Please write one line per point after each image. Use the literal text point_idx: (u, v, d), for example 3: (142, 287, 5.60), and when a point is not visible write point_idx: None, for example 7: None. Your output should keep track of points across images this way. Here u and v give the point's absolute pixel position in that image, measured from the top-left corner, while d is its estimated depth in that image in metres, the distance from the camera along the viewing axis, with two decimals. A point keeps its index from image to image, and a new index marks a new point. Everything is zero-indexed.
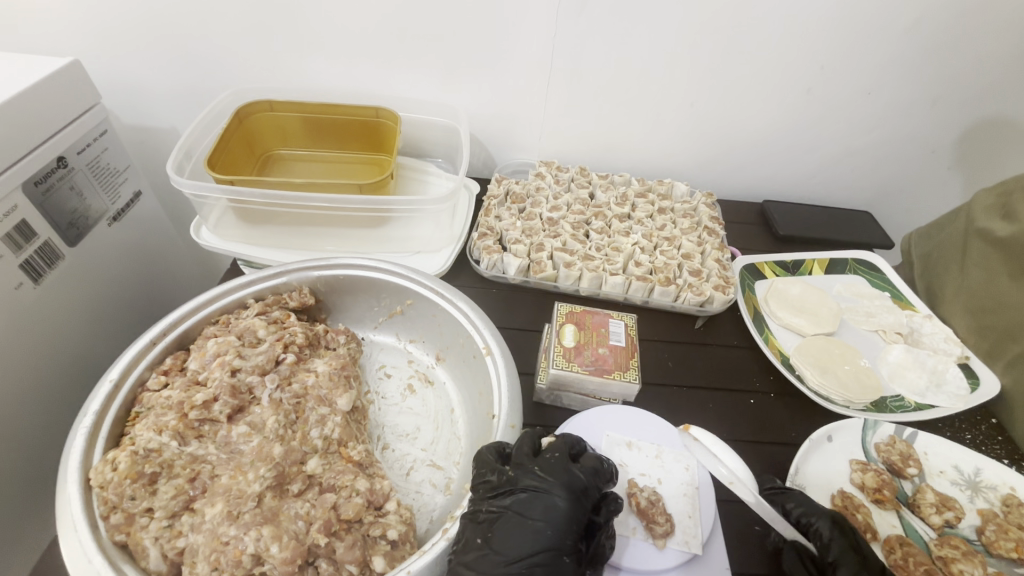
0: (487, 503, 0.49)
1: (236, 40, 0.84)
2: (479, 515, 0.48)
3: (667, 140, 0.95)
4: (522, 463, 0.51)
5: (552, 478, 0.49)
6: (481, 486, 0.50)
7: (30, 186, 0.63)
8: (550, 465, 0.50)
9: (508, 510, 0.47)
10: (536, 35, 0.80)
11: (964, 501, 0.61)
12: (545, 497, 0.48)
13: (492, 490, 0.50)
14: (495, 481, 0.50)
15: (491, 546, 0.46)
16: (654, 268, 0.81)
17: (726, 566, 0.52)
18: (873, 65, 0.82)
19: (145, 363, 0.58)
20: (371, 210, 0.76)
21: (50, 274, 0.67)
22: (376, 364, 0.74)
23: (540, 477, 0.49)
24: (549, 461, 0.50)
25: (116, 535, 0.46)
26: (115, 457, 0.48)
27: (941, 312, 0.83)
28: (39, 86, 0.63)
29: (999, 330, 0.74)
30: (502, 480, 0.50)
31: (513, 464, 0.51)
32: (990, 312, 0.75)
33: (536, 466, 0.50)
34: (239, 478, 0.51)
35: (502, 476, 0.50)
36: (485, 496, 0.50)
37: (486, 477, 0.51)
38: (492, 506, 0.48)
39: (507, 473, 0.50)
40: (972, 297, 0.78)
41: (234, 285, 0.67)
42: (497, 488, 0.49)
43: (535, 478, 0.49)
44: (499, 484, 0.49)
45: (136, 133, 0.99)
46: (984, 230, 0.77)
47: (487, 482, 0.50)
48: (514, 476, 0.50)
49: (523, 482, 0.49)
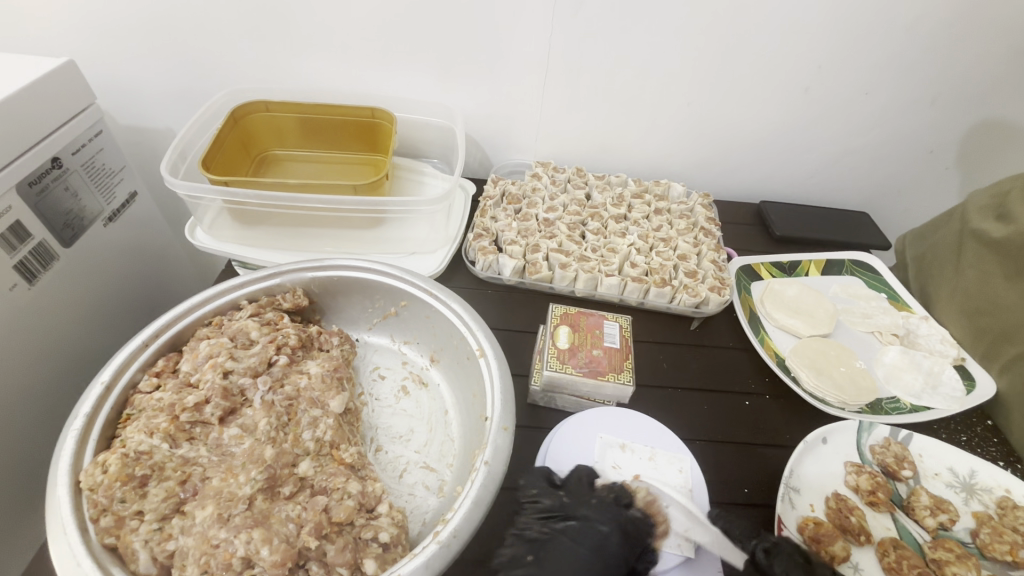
0: (538, 524, 0.50)
1: (231, 39, 0.84)
2: (529, 534, 0.49)
3: (663, 140, 0.95)
4: (577, 495, 0.53)
5: (606, 513, 0.50)
6: (530, 507, 0.52)
7: (23, 187, 0.63)
8: (605, 500, 0.52)
9: (561, 533, 0.48)
10: (532, 34, 0.80)
11: (959, 503, 0.61)
12: (599, 529, 0.49)
13: (542, 512, 0.51)
14: (547, 504, 0.52)
15: (541, 564, 0.46)
16: (650, 269, 0.81)
17: (718, 569, 0.52)
18: (871, 66, 0.82)
19: (138, 364, 0.58)
20: (366, 210, 0.76)
21: (44, 275, 0.67)
22: (370, 365, 0.74)
23: (594, 509, 0.51)
24: (605, 497, 0.52)
25: (106, 537, 0.45)
26: (106, 459, 0.48)
27: (935, 314, 0.83)
28: (34, 87, 0.63)
29: (995, 331, 0.73)
30: (555, 504, 0.52)
31: (568, 494, 0.53)
32: (987, 313, 0.75)
33: (592, 498, 0.52)
34: (230, 480, 0.51)
35: (557, 502, 0.52)
36: (536, 517, 0.51)
37: (537, 498, 0.52)
38: (543, 528, 0.50)
39: (560, 500, 0.52)
40: (967, 297, 0.77)
41: (227, 286, 0.67)
42: (548, 512, 0.51)
43: (591, 508, 0.51)
44: (552, 509, 0.51)
45: (132, 133, 0.99)
46: (979, 231, 0.76)
47: (539, 504, 0.52)
48: (568, 504, 0.51)
49: (577, 511, 0.50)
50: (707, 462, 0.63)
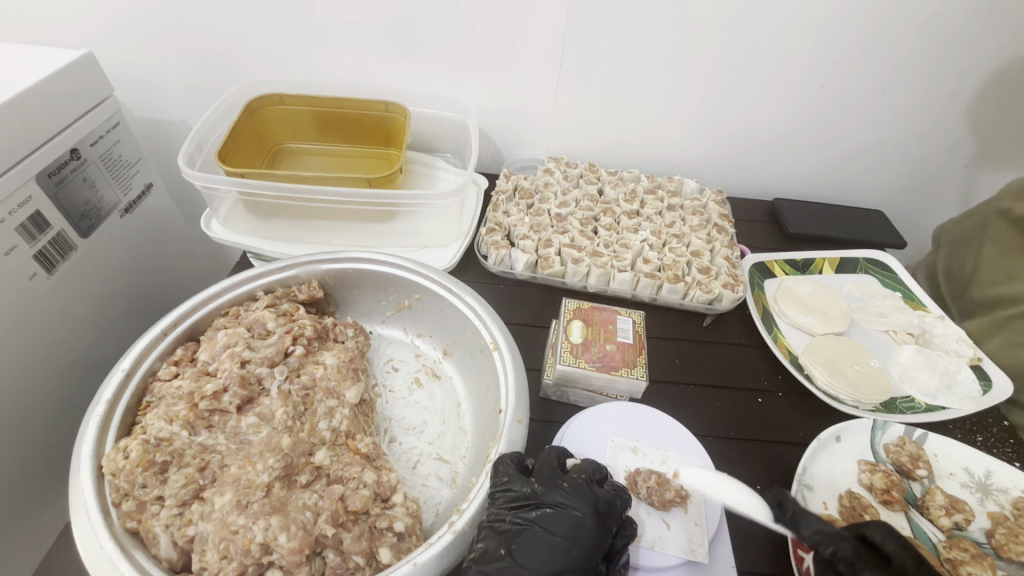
0: (510, 513, 0.48)
1: (246, 33, 0.84)
2: (501, 525, 0.47)
3: (677, 136, 0.94)
4: (549, 480, 0.50)
5: (580, 496, 0.49)
6: (501, 495, 0.50)
7: (44, 177, 0.63)
8: (578, 484, 0.50)
9: (534, 524, 0.47)
10: (547, 29, 0.80)
11: (974, 503, 0.61)
12: (572, 515, 0.47)
13: (514, 500, 0.49)
14: (519, 492, 0.49)
15: (515, 558, 0.45)
16: (663, 265, 0.80)
17: (732, 564, 0.53)
18: (889, 63, 0.81)
19: (157, 353, 0.59)
20: (380, 203, 0.77)
21: (63, 265, 0.68)
22: (384, 357, 0.75)
23: (568, 494, 0.49)
24: (576, 480, 0.50)
25: (128, 522, 0.47)
26: (127, 445, 0.49)
27: (961, 323, 0.85)
28: (53, 79, 0.64)
29: (1001, 298, 0.80)
30: (528, 492, 0.49)
31: (538, 479, 0.51)
32: (1001, 283, 0.81)
33: (565, 482, 0.50)
34: (249, 468, 0.51)
35: (527, 489, 0.49)
36: (507, 506, 0.49)
37: (508, 486, 0.50)
38: (516, 518, 0.47)
39: (532, 486, 0.49)
40: (970, 288, 0.85)
41: (244, 277, 0.67)
42: (519, 500, 0.48)
43: (564, 495, 0.49)
44: (523, 497, 0.48)
45: (148, 125, 1.00)
46: (1005, 209, 0.81)
47: (509, 492, 0.49)
48: (542, 490, 0.49)
49: (551, 497, 0.49)
50: (720, 458, 0.63)
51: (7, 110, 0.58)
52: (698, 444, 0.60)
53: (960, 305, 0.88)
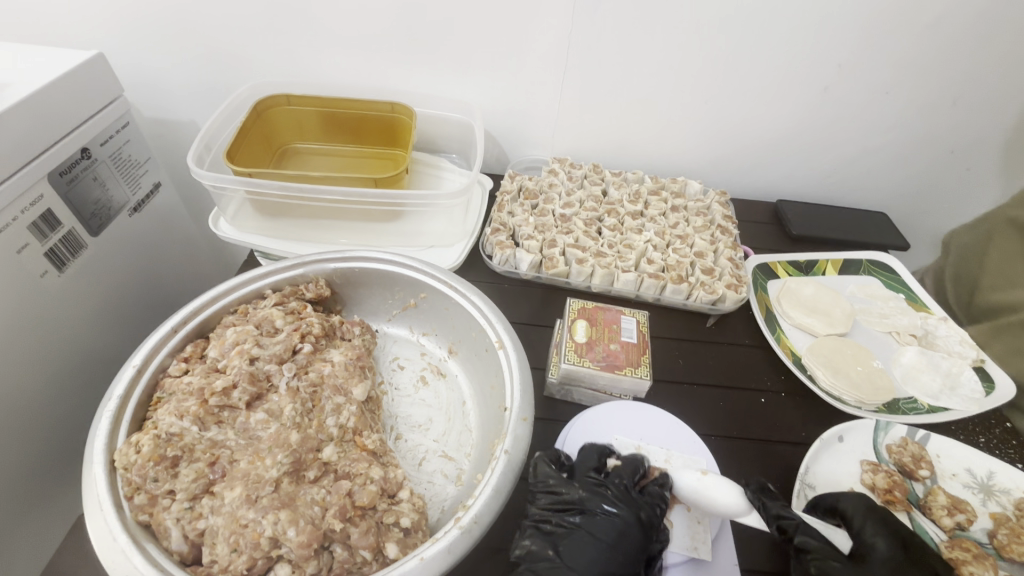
0: (556, 516, 0.51)
1: (255, 35, 0.85)
2: (547, 527, 0.50)
3: (681, 138, 0.95)
4: (592, 486, 0.52)
5: (624, 504, 0.51)
6: (545, 496, 0.52)
7: (55, 176, 0.64)
8: (621, 490, 0.53)
9: (581, 529, 0.49)
10: (553, 30, 0.80)
11: (976, 503, 0.61)
12: (618, 522, 0.50)
13: (560, 503, 0.51)
14: (565, 496, 0.51)
15: (564, 560, 0.48)
16: (667, 265, 0.81)
17: (735, 563, 0.52)
18: (893, 65, 0.81)
19: (167, 349, 0.60)
20: (387, 203, 0.77)
21: (73, 262, 0.69)
22: (390, 355, 0.76)
23: (613, 500, 0.51)
24: (618, 486, 0.53)
25: (140, 514, 0.47)
26: (139, 439, 0.50)
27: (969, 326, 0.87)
28: (65, 79, 0.65)
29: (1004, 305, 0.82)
30: (574, 497, 0.51)
31: (583, 483, 0.53)
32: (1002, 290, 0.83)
33: (608, 489, 0.52)
34: (258, 464, 0.52)
35: (573, 493, 0.51)
36: (553, 509, 0.51)
37: (555, 489, 0.52)
38: (563, 521, 0.50)
39: (578, 491, 0.51)
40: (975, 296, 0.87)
41: (251, 276, 0.68)
42: (565, 504, 0.51)
43: (608, 502, 0.51)
44: (569, 501, 0.51)
45: (156, 125, 1.01)
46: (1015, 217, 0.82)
47: (557, 496, 0.52)
48: (586, 497, 0.51)
49: (595, 504, 0.51)
50: (723, 458, 0.63)
51: (19, 109, 0.59)
52: (701, 442, 0.61)
53: (967, 312, 0.89)
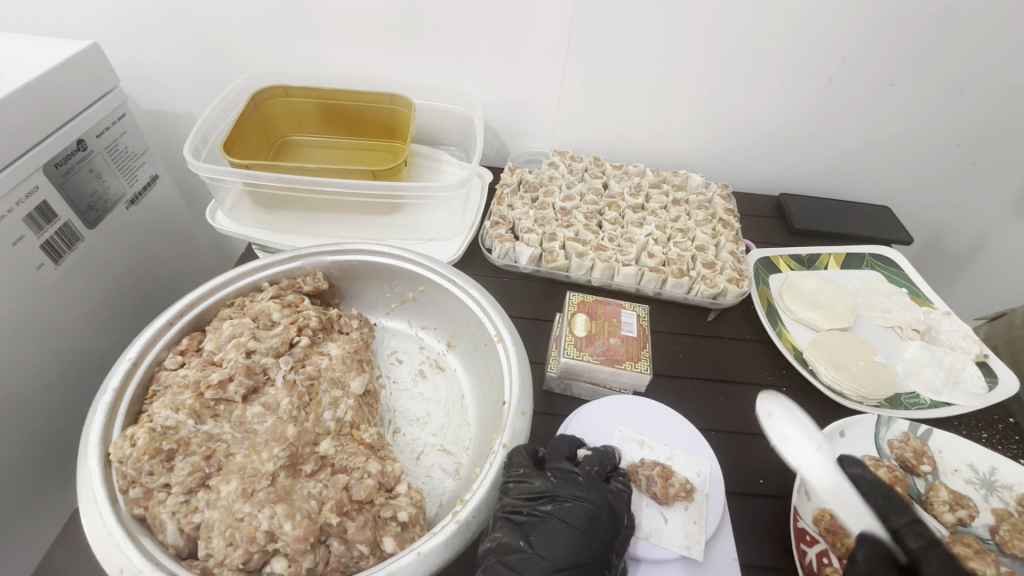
0: (526, 505, 0.49)
1: (251, 26, 0.84)
2: (519, 516, 0.48)
3: (683, 131, 0.94)
4: (562, 474, 0.52)
5: (596, 491, 0.50)
6: (515, 487, 0.50)
7: (50, 168, 0.64)
8: (592, 477, 0.52)
9: (553, 517, 0.48)
10: (553, 21, 0.79)
11: (978, 499, 0.60)
12: (590, 508, 0.49)
13: (529, 493, 0.49)
14: (537, 485, 0.50)
15: (536, 550, 0.46)
16: (668, 259, 0.80)
17: (733, 561, 0.52)
18: (898, 55, 0.80)
19: (163, 342, 0.59)
20: (385, 195, 0.76)
21: (69, 256, 0.68)
22: (388, 349, 0.75)
23: (585, 488, 0.50)
24: (589, 474, 0.52)
25: (135, 508, 0.47)
26: (134, 432, 0.50)
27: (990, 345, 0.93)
28: (60, 69, 0.64)
29: None
30: (544, 486, 0.50)
31: (552, 473, 0.52)
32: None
33: (579, 475, 0.52)
34: (253, 457, 0.52)
35: (543, 483, 0.50)
36: (523, 498, 0.49)
37: (525, 477, 0.50)
38: (534, 509, 0.49)
39: (548, 480, 0.50)
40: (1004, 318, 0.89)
41: (247, 269, 0.67)
42: (536, 492, 0.49)
43: (580, 488, 0.50)
44: (540, 491, 0.49)
45: (154, 117, 1.00)
46: None
47: (527, 485, 0.50)
48: (556, 484, 0.50)
49: (565, 492, 0.50)
50: (722, 451, 0.63)
51: (14, 100, 0.58)
52: (701, 438, 0.60)
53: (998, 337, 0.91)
